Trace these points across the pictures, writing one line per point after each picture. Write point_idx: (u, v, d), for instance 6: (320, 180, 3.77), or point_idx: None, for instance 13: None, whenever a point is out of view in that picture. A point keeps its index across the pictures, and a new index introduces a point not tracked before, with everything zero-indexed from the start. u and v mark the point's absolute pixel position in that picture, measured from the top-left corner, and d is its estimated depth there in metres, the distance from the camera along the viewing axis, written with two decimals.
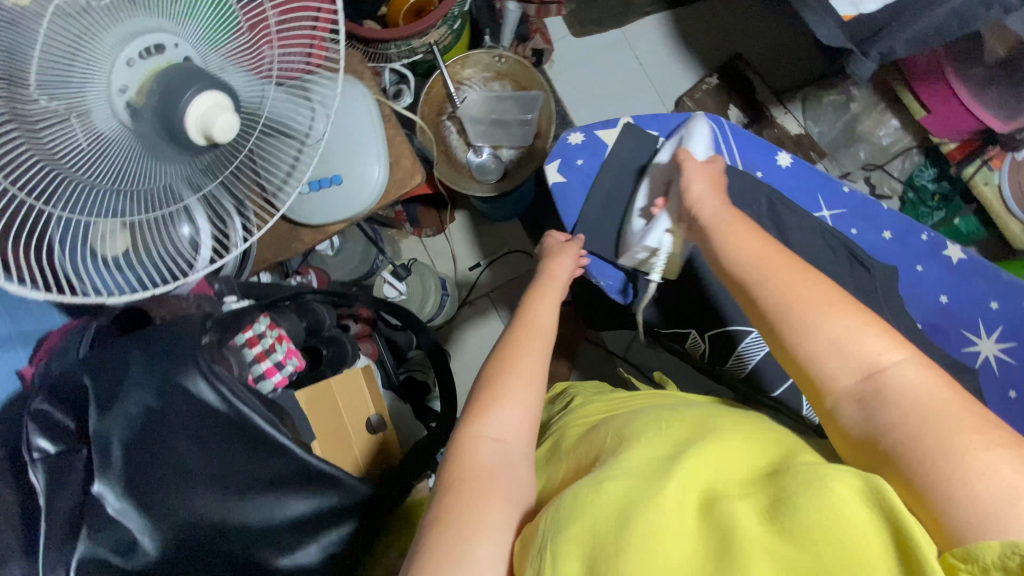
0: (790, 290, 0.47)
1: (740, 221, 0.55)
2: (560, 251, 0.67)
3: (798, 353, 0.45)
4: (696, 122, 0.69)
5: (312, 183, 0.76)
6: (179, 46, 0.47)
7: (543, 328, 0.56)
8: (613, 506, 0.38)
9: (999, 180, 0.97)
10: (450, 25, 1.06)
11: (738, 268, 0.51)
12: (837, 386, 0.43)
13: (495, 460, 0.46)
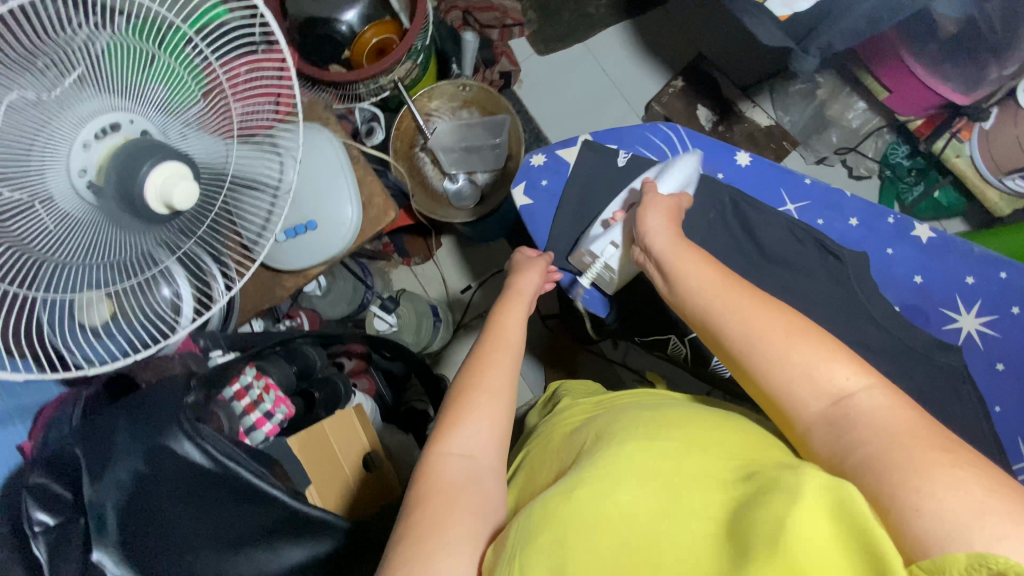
0: (751, 323, 0.47)
1: (698, 254, 0.55)
2: (527, 266, 0.68)
3: (767, 384, 0.45)
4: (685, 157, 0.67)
5: (287, 232, 0.78)
6: (134, 122, 0.50)
7: (512, 342, 0.57)
8: (579, 517, 0.39)
9: (971, 150, 0.98)
10: (413, 59, 1.08)
11: (700, 302, 0.52)
12: (806, 414, 0.43)
13: (459, 474, 0.47)
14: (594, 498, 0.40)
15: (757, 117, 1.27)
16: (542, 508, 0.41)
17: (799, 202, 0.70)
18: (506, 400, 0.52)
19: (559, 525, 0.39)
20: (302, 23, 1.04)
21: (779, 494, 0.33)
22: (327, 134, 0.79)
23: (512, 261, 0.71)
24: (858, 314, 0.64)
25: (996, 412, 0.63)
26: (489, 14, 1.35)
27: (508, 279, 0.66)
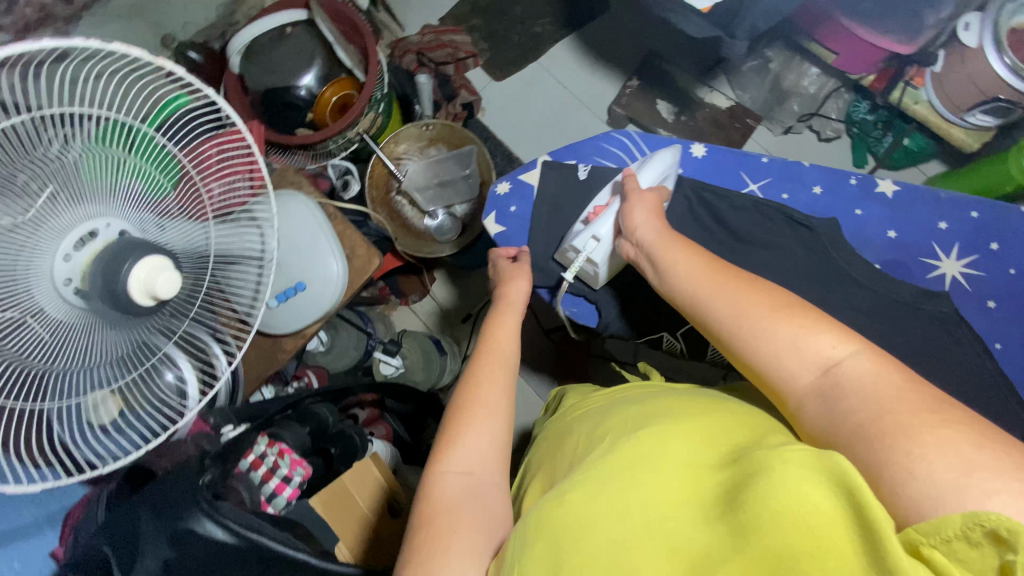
0: (739, 304, 0.49)
1: (687, 246, 0.57)
2: (513, 273, 0.69)
3: (757, 363, 0.46)
4: (665, 152, 0.70)
5: (278, 296, 0.79)
6: (111, 226, 0.52)
7: (505, 356, 0.59)
8: (575, 514, 0.40)
9: (927, 95, 1.00)
10: (376, 109, 1.12)
11: (690, 290, 0.53)
12: (799, 387, 0.44)
13: (458, 491, 0.48)
14: (588, 500, 0.40)
15: (716, 100, 1.31)
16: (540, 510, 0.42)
17: (761, 181, 0.72)
18: (502, 411, 0.53)
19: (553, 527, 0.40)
20: (263, 95, 1.10)
21: (776, 476, 0.34)
22: (304, 197, 0.82)
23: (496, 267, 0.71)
24: (841, 283, 0.64)
25: (996, 349, 0.64)
26: (442, 52, 1.38)
27: (498, 290, 0.67)
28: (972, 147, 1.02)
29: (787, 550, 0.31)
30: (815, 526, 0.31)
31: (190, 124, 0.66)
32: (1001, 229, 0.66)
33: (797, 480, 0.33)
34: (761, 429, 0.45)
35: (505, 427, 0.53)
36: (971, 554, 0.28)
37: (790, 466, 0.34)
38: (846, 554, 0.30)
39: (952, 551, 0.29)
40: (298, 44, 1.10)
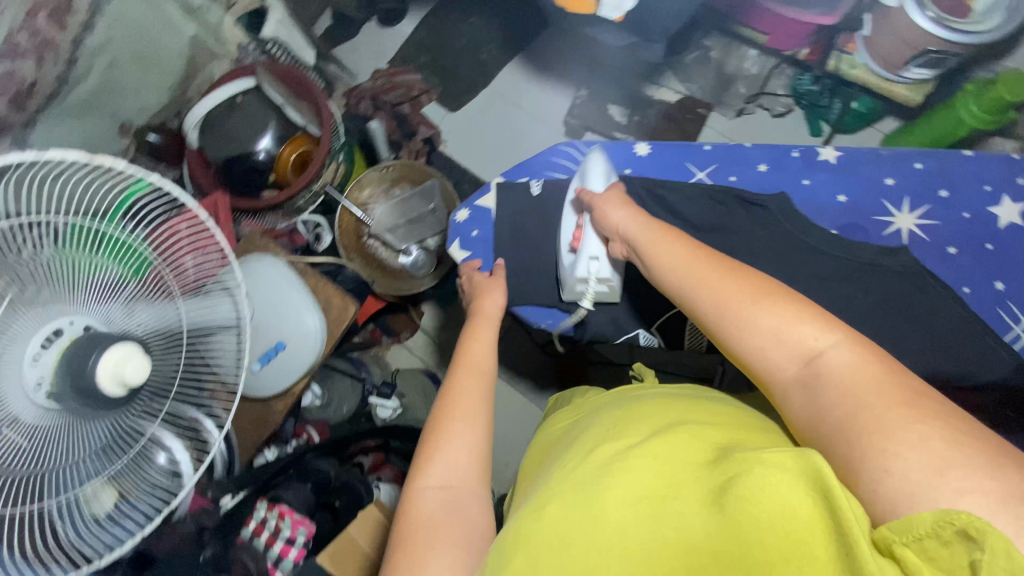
0: (722, 293, 0.49)
1: (672, 234, 0.56)
2: (490, 288, 0.69)
3: (744, 353, 0.47)
4: (591, 158, 0.71)
5: (261, 359, 0.81)
6: (74, 322, 0.54)
7: (484, 371, 0.59)
8: (552, 523, 0.41)
9: (863, 59, 1.02)
10: (337, 159, 1.14)
11: (673, 279, 0.53)
12: (783, 378, 0.44)
13: (437, 505, 0.49)
14: (570, 510, 0.41)
15: (666, 96, 1.34)
16: (521, 521, 0.43)
17: (708, 168, 0.72)
18: (479, 422, 0.54)
19: (528, 538, 0.41)
20: (224, 164, 1.12)
21: (754, 480, 0.35)
22: (279, 260, 0.83)
23: (472, 282, 0.72)
24: (800, 253, 0.65)
25: (965, 292, 0.65)
26: (395, 92, 1.41)
27: (475, 305, 0.68)
28: (916, 102, 1.04)
29: (763, 552, 0.32)
30: (793, 529, 0.32)
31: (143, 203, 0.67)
32: (945, 173, 0.67)
33: (774, 481, 0.34)
34: (739, 428, 0.47)
35: (483, 438, 0.53)
36: (941, 552, 0.30)
37: (764, 467, 0.35)
38: (820, 553, 0.31)
39: (923, 550, 0.31)
40: (250, 113, 1.13)
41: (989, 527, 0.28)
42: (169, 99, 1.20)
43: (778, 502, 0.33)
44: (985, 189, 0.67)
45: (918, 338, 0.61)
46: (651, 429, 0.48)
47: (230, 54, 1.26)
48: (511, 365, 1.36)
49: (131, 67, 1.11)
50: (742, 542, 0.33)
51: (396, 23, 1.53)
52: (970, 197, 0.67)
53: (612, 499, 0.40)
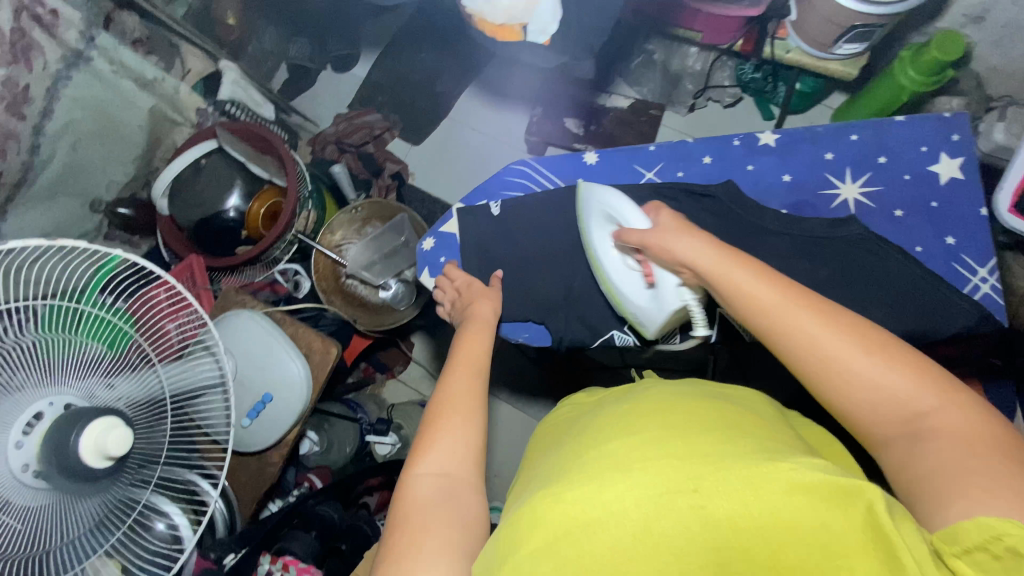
0: (832, 346, 0.47)
1: (762, 269, 0.51)
2: (477, 294, 0.70)
3: (846, 408, 0.47)
4: (598, 198, 0.67)
5: (250, 414, 0.81)
6: (54, 402, 0.54)
7: (477, 366, 0.59)
8: (571, 514, 0.39)
9: (795, 42, 1.06)
10: (308, 206, 1.16)
11: (773, 326, 0.49)
12: (882, 428, 0.46)
13: (432, 491, 0.49)
14: (585, 503, 0.39)
15: (618, 103, 1.37)
16: (531, 511, 0.42)
17: (654, 167, 0.74)
18: (475, 413, 0.54)
19: (538, 533, 0.40)
20: (196, 228, 1.14)
21: (806, 496, 0.37)
22: (259, 313, 0.85)
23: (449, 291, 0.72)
24: (755, 236, 0.67)
25: (918, 252, 0.67)
26: (359, 134, 1.45)
27: (467, 306, 0.68)
28: (853, 74, 1.07)
29: (810, 563, 0.35)
30: (841, 545, 0.35)
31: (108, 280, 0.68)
32: (881, 142, 0.70)
33: (824, 499, 0.37)
34: (752, 426, 0.49)
35: (480, 432, 0.54)
36: (992, 564, 0.34)
37: (808, 481, 0.38)
38: (865, 566, 0.34)
39: (973, 560, 0.35)
40: (215, 172, 1.14)
41: None
42: (135, 170, 1.23)
43: (830, 521, 0.36)
44: (921, 150, 0.69)
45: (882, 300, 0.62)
46: (658, 420, 0.48)
47: (189, 121, 1.29)
48: (506, 383, 1.37)
49: (94, 146, 1.13)
50: (786, 551, 0.35)
51: (349, 68, 1.58)
52: (909, 159, 0.69)
53: (639, 491, 0.39)
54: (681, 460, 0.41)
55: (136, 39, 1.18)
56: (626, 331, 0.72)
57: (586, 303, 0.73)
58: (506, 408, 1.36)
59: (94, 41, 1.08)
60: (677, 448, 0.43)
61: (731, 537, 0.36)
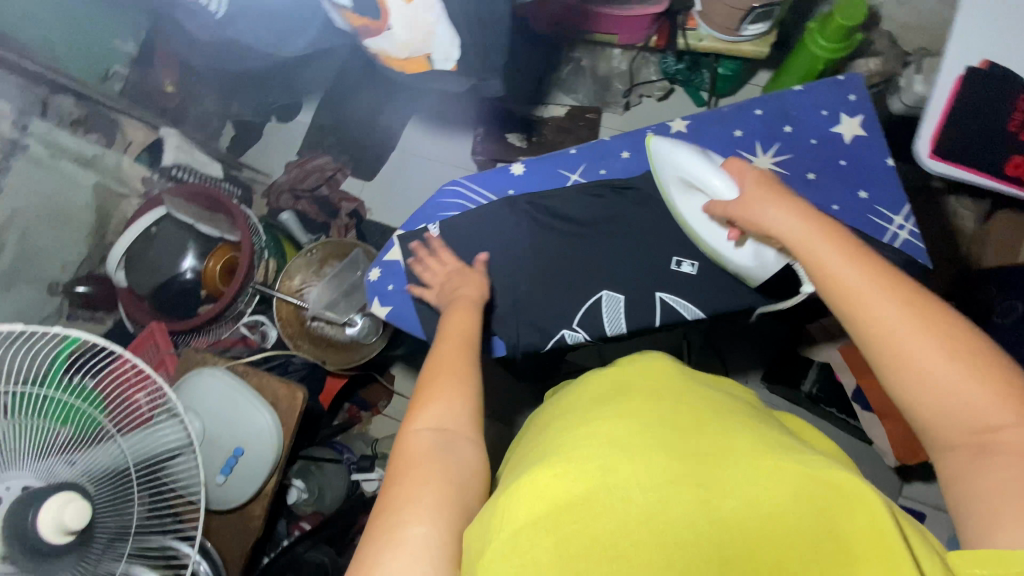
0: (914, 339, 0.45)
1: (859, 252, 0.51)
2: (461, 279, 0.69)
3: (902, 400, 0.46)
4: (673, 166, 0.66)
5: (223, 469, 0.81)
6: (12, 484, 0.55)
7: (467, 339, 0.59)
8: (575, 493, 0.37)
9: (706, 31, 1.10)
10: (264, 257, 1.18)
11: (857, 312, 0.48)
12: (947, 437, 0.44)
13: (427, 446, 0.47)
14: (590, 483, 0.37)
15: (554, 113, 1.43)
16: (535, 484, 0.39)
17: (578, 169, 0.77)
18: (468, 377, 0.53)
19: (539, 506, 0.37)
20: (154, 294, 1.14)
21: (813, 494, 0.35)
22: (221, 370, 0.85)
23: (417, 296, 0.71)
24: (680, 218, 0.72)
25: (836, 210, 0.69)
26: (310, 179, 1.47)
27: (454, 291, 0.67)
28: (765, 53, 1.11)
29: (819, 566, 0.32)
30: (852, 543, 0.33)
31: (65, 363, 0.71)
32: (784, 112, 0.73)
33: (834, 502, 0.35)
34: (751, 418, 0.47)
35: (475, 397, 0.52)
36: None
37: (809, 480, 0.36)
38: (876, 566, 0.32)
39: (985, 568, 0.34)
40: (168, 240, 1.14)
41: None
42: (88, 248, 1.23)
43: (839, 524, 0.34)
44: (822, 114, 0.73)
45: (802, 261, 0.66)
46: (658, 406, 0.46)
47: (136, 191, 1.30)
48: (491, 399, 1.39)
49: (43, 231, 1.14)
50: (791, 549, 0.33)
51: (295, 115, 1.62)
52: (811, 124, 0.73)
53: (642, 481, 0.37)
54: (682, 456, 0.39)
55: (75, 120, 1.19)
56: (575, 328, 0.72)
57: (534, 310, 0.73)
58: (495, 424, 1.37)
59: (27, 129, 1.10)
60: (686, 440, 0.41)
61: (734, 534, 0.34)
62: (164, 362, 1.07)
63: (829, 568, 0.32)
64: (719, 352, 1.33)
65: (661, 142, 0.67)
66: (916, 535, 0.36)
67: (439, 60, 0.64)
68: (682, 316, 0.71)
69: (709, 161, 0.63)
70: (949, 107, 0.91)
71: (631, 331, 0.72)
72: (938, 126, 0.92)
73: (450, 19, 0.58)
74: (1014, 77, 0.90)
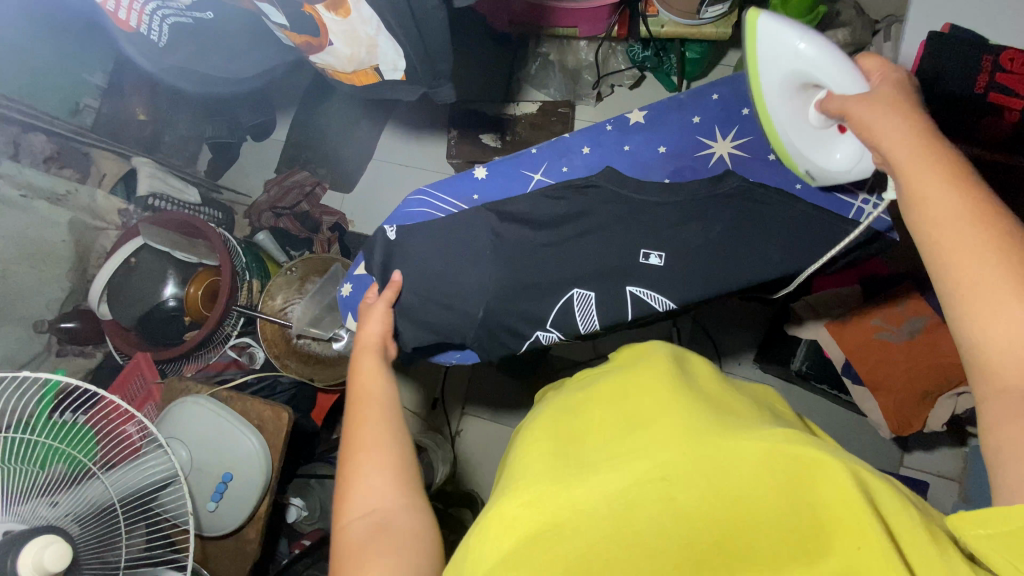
0: (991, 271, 0.38)
1: (958, 170, 0.43)
2: (369, 317, 0.72)
3: (960, 340, 0.40)
4: (786, 45, 0.61)
5: (214, 496, 0.82)
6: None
7: (376, 396, 0.59)
8: (542, 519, 0.35)
9: (667, 16, 1.10)
10: (247, 277, 1.19)
11: (935, 234, 0.41)
12: (999, 382, 0.38)
13: (366, 533, 0.47)
14: (563, 496, 0.35)
15: (525, 109, 1.37)
16: (504, 513, 0.36)
17: (540, 168, 0.78)
18: (381, 443, 0.53)
19: (511, 534, 0.35)
20: (138, 323, 1.14)
21: (769, 477, 0.34)
22: (204, 397, 0.85)
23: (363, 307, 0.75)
24: (644, 213, 0.70)
25: (799, 188, 0.73)
26: (291, 196, 1.46)
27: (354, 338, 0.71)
28: (727, 35, 1.11)
29: (792, 548, 0.32)
30: (824, 513, 0.32)
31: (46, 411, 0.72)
32: (738, 96, 0.77)
33: (797, 475, 0.34)
34: (717, 399, 0.44)
35: (403, 452, 0.54)
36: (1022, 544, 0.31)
37: (770, 457, 0.34)
38: (852, 539, 0.31)
39: (995, 540, 0.32)
40: (147, 270, 1.14)
41: None
42: (71, 283, 1.22)
43: (804, 495, 0.33)
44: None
45: (760, 238, 0.67)
46: (616, 406, 0.44)
47: (114, 224, 1.29)
48: (486, 401, 1.39)
49: (22, 270, 1.13)
50: (758, 538, 0.32)
51: (268, 133, 1.60)
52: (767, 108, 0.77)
53: (608, 489, 0.35)
54: (648, 448, 0.37)
55: (47, 157, 1.23)
56: (549, 328, 0.71)
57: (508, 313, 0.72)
58: (491, 425, 1.37)
59: None
60: (657, 436, 0.38)
61: (702, 528, 0.33)
62: (152, 394, 1.08)
63: (804, 550, 0.32)
64: (711, 337, 1.33)
65: (775, 13, 0.61)
66: (888, 486, 0.35)
67: (387, 71, 0.66)
68: (654, 309, 0.68)
69: (833, 43, 0.58)
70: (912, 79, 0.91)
71: (605, 328, 0.71)
72: None
73: (389, 30, 0.58)
74: (981, 40, 0.88)
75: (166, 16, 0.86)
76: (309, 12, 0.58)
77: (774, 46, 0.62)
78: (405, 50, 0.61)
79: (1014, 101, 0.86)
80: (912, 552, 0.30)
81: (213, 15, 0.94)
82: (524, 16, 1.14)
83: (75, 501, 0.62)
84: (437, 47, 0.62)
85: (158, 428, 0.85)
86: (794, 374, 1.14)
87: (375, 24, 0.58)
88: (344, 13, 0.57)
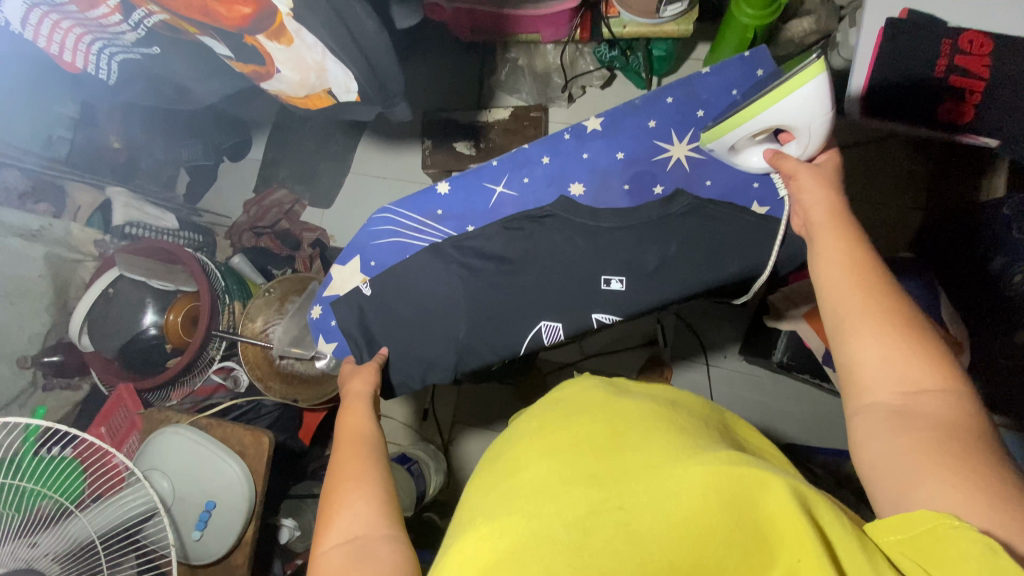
0: (858, 305, 0.48)
1: (844, 231, 0.54)
2: (355, 373, 0.71)
3: (846, 361, 0.48)
4: (811, 111, 0.60)
5: (197, 525, 0.82)
6: None
7: (361, 433, 0.59)
8: (500, 548, 0.34)
9: (628, 17, 1.10)
10: (227, 300, 1.19)
11: (829, 272, 0.52)
12: (877, 393, 0.45)
13: (343, 558, 0.45)
14: (522, 523, 0.35)
15: (497, 115, 1.36)
16: (466, 545, 0.35)
17: (501, 180, 0.79)
18: (370, 475, 0.52)
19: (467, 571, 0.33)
20: (120, 353, 1.14)
21: (712, 501, 0.34)
22: (184, 426, 0.86)
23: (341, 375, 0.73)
24: (598, 230, 0.73)
25: (756, 187, 0.73)
26: (270, 215, 1.47)
27: (342, 389, 0.68)
28: (687, 32, 1.12)
29: (741, 561, 0.33)
30: (768, 529, 0.33)
31: (31, 453, 0.72)
32: (693, 99, 0.78)
33: (744, 494, 0.34)
34: (670, 424, 0.45)
35: (382, 481, 0.52)
36: (934, 545, 0.34)
37: (716, 479, 0.35)
38: (794, 551, 0.32)
39: (906, 550, 0.35)
40: (126, 299, 1.14)
41: (971, 529, 0.34)
42: (52, 318, 1.21)
43: (750, 511, 0.34)
44: (733, 93, 0.77)
45: (714, 243, 0.70)
46: (573, 433, 0.44)
47: (91, 254, 1.29)
48: (477, 409, 1.39)
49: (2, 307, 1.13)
50: (708, 553, 0.33)
51: (246, 153, 1.60)
52: (721, 105, 0.78)
53: (567, 513, 0.35)
54: (597, 477, 0.38)
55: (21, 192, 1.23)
56: None
57: (474, 328, 0.73)
58: (482, 434, 1.38)
59: None
60: (605, 464, 0.39)
61: (657, 547, 0.33)
62: (135, 423, 1.09)
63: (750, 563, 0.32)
64: (695, 331, 1.33)
65: (821, 87, 0.59)
66: (827, 506, 0.35)
67: (340, 92, 0.71)
68: None
69: (826, 131, 0.62)
70: (873, 60, 0.93)
71: (568, 337, 0.74)
72: (869, 69, 0.93)
73: (333, 54, 0.62)
74: (939, 24, 0.89)
75: (114, 53, 0.86)
76: (252, 43, 0.63)
77: (799, 107, 0.60)
78: (354, 75, 0.65)
79: (975, 83, 0.87)
80: (845, 560, 0.32)
81: (161, 51, 0.91)
82: (487, 24, 1.15)
83: (53, 541, 0.62)
84: (385, 67, 0.65)
85: (135, 462, 0.85)
86: (777, 365, 1.15)
87: (319, 50, 0.62)
88: (287, 41, 0.62)
